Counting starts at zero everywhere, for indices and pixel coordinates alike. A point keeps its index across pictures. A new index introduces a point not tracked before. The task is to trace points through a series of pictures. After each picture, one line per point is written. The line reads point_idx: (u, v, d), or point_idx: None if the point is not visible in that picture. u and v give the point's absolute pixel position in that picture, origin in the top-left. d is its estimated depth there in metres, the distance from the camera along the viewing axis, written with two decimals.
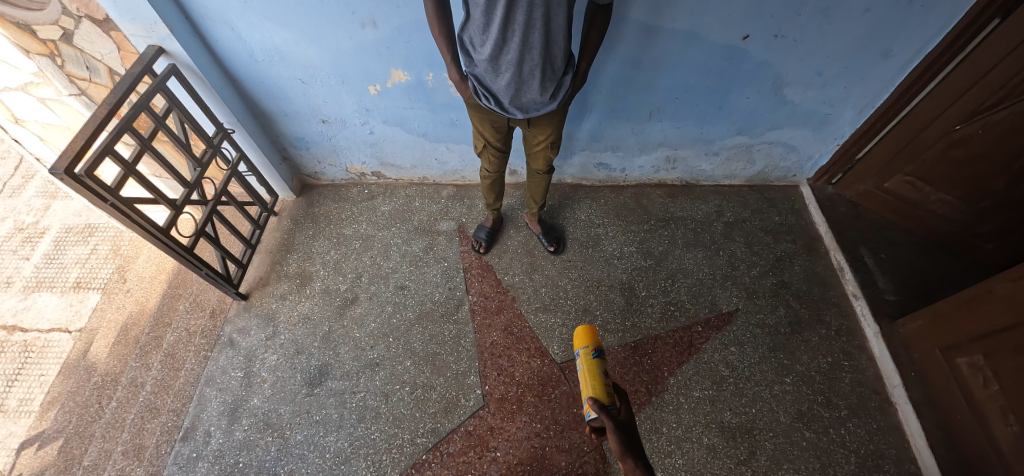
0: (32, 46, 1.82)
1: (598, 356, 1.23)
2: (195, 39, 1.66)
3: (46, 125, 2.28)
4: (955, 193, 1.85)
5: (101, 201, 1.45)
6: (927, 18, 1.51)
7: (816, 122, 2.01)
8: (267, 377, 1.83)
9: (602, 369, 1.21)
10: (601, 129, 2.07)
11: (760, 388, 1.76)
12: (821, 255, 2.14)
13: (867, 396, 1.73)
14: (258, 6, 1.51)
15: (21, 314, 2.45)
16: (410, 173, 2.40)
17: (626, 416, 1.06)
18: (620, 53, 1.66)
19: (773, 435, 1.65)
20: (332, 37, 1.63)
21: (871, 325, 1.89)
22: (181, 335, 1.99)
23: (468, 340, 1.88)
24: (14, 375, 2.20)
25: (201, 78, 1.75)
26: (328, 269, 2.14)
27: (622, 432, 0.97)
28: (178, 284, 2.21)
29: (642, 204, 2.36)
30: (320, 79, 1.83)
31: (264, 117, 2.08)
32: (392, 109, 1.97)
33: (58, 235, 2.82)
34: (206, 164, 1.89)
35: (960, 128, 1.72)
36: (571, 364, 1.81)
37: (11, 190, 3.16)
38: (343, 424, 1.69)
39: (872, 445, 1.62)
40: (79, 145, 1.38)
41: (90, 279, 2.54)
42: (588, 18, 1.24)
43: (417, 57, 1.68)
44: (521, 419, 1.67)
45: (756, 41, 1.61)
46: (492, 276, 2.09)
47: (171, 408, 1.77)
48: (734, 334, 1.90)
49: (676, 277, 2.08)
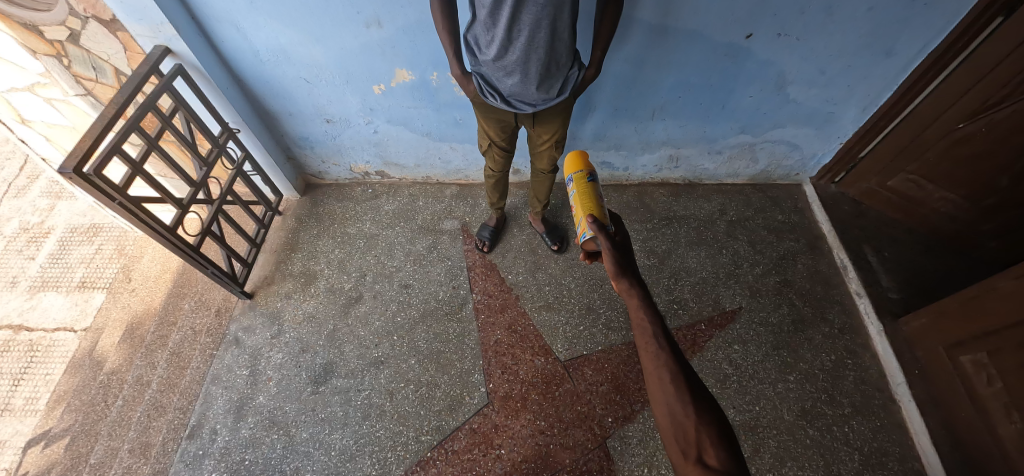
0: (39, 47, 1.84)
1: (593, 182, 1.42)
2: (201, 39, 1.67)
3: (52, 125, 2.30)
4: (959, 192, 1.85)
5: (109, 200, 1.46)
6: (930, 16, 1.52)
7: (818, 121, 2.01)
8: (272, 375, 1.84)
9: (596, 193, 1.40)
10: (604, 128, 2.08)
11: (764, 386, 1.76)
12: (824, 253, 2.14)
13: (870, 394, 1.74)
14: (263, 6, 1.52)
15: (27, 314, 2.47)
16: (414, 173, 2.41)
17: (619, 231, 1.25)
18: (623, 52, 1.66)
19: (777, 432, 1.65)
20: (337, 37, 1.64)
21: (874, 324, 1.89)
22: (186, 334, 2.00)
23: (472, 338, 1.89)
24: (20, 374, 2.21)
25: (207, 78, 1.76)
26: (332, 267, 2.15)
27: (618, 244, 1.12)
28: (183, 283, 2.23)
29: (645, 203, 2.37)
30: (324, 79, 1.84)
31: (268, 117, 2.09)
32: (396, 108, 1.98)
33: (62, 235, 2.84)
34: (211, 164, 1.90)
35: (964, 126, 1.72)
36: (575, 362, 1.81)
37: (16, 191, 3.17)
38: (348, 422, 1.70)
39: (876, 443, 1.63)
40: (87, 145, 1.39)
41: (96, 278, 2.56)
42: (600, 10, 1.26)
43: (422, 57, 1.69)
44: (525, 417, 1.67)
45: (759, 39, 1.62)
46: (496, 274, 2.10)
47: (177, 406, 1.78)
48: (737, 332, 1.90)
49: (679, 276, 2.09)
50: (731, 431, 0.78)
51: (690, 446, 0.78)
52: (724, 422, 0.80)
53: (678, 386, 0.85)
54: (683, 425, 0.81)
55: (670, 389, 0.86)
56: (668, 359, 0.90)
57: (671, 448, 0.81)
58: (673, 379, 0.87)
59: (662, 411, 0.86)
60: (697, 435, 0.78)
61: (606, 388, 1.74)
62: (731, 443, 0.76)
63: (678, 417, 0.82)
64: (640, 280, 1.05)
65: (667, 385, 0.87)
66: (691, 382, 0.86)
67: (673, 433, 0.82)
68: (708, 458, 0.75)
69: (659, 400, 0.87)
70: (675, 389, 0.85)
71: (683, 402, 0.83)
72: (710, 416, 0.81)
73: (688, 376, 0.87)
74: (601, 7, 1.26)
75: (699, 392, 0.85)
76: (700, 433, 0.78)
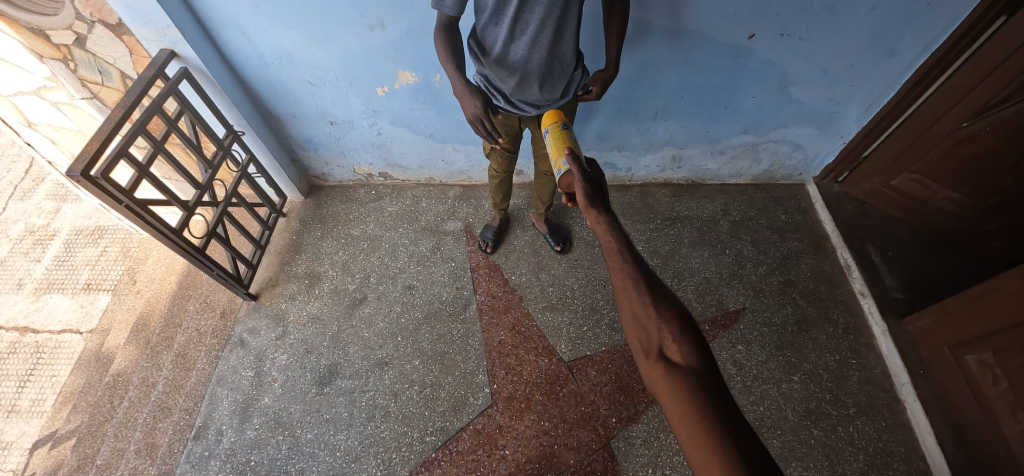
0: (45, 51, 1.85)
1: (567, 129, 1.25)
2: (206, 42, 1.69)
3: (57, 128, 2.32)
4: (963, 191, 1.85)
5: (115, 203, 1.47)
6: (933, 16, 1.52)
7: (821, 121, 2.01)
8: (277, 377, 1.84)
9: (572, 140, 1.22)
10: (607, 129, 2.08)
11: (768, 386, 1.76)
12: (827, 253, 2.14)
13: (874, 394, 1.73)
14: (267, 9, 1.54)
15: (33, 316, 2.48)
16: (417, 174, 2.41)
17: (594, 170, 1.08)
18: (626, 53, 1.67)
19: (781, 433, 1.65)
20: (341, 39, 1.65)
21: (878, 324, 1.89)
22: (192, 335, 2.01)
23: (476, 339, 1.89)
24: (27, 376, 2.23)
25: (212, 81, 1.77)
26: (336, 269, 2.16)
27: (589, 182, 1.00)
28: (188, 285, 2.24)
29: (648, 204, 2.37)
30: (328, 81, 1.85)
31: (272, 119, 2.10)
32: (399, 110, 1.99)
33: (68, 238, 2.86)
34: (216, 166, 1.92)
35: (967, 125, 1.72)
36: (578, 363, 1.82)
37: (22, 193, 3.20)
38: (353, 423, 1.70)
39: (881, 443, 1.62)
40: (94, 149, 1.40)
41: (101, 280, 2.57)
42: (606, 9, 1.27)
43: (425, 59, 1.70)
44: (529, 418, 1.68)
45: (762, 40, 1.62)
46: (500, 275, 2.10)
47: (182, 408, 1.79)
48: (741, 332, 1.90)
49: (682, 276, 2.09)
50: (695, 328, 0.74)
51: (653, 344, 0.73)
52: (688, 320, 0.75)
53: (642, 290, 0.79)
54: (646, 328, 0.75)
55: (634, 294, 0.79)
56: (633, 268, 0.82)
57: (635, 350, 0.76)
58: (638, 285, 0.80)
59: (625, 316, 0.80)
60: (660, 335, 0.73)
61: (610, 388, 1.74)
62: (695, 337, 0.72)
63: (642, 321, 0.76)
64: (609, 207, 0.94)
65: (631, 291, 0.80)
66: (655, 286, 0.80)
67: (636, 335, 0.76)
68: (672, 355, 0.70)
69: (624, 305, 0.80)
70: (640, 294, 0.78)
71: (648, 305, 0.76)
72: (675, 316, 0.75)
73: (652, 281, 0.81)
74: (607, 9, 1.27)
75: (663, 294, 0.79)
76: (664, 332, 0.73)
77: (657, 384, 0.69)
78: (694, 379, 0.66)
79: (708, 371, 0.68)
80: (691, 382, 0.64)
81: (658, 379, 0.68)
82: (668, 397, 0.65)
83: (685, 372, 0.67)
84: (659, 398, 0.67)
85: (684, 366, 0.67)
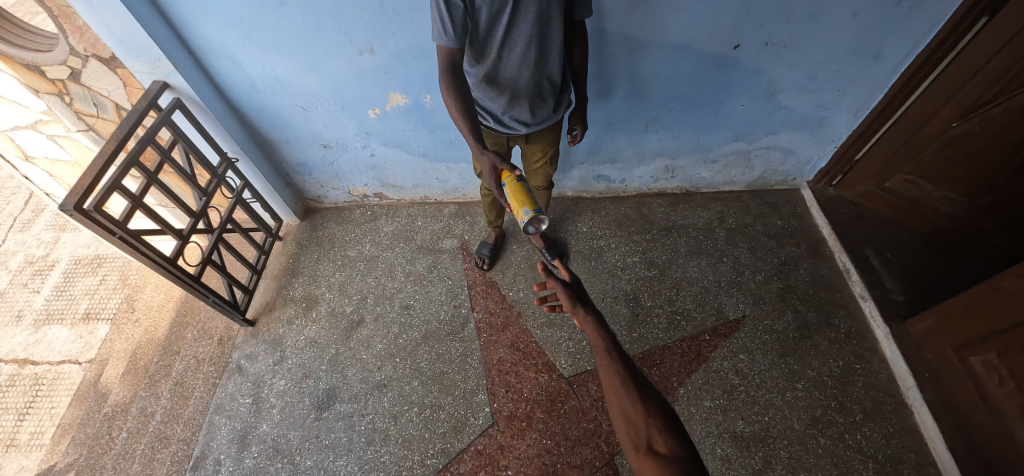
0: (41, 86, 1.89)
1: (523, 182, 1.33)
2: (198, 72, 1.71)
3: (55, 161, 2.37)
4: (956, 190, 1.85)
5: (109, 234, 1.46)
6: (916, 19, 1.53)
7: (811, 125, 2.02)
8: (276, 403, 1.83)
9: (529, 193, 1.33)
10: (599, 142, 2.10)
11: (772, 396, 1.73)
12: (825, 257, 2.13)
13: (880, 399, 1.71)
14: (258, 37, 1.56)
15: (32, 348, 2.47)
16: (412, 193, 2.43)
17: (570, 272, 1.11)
18: (613, 68, 1.69)
19: (788, 443, 1.62)
20: (332, 64, 1.67)
21: (880, 327, 1.87)
22: (190, 363, 2.00)
23: (475, 358, 1.88)
24: (26, 409, 2.21)
25: (205, 110, 1.79)
26: (333, 291, 2.15)
27: (571, 288, 1.02)
28: (185, 312, 2.23)
29: (643, 214, 2.38)
30: (320, 106, 1.86)
31: (267, 145, 2.12)
32: (391, 132, 2.00)
33: (67, 267, 2.87)
34: (211, 193, 1.93)
35: (957, 125, 1.72)
36: (579, 378, 1.80)
37: (22, 225, 3.23)
38: (353, 448, 1.68)
39: (890, 450, 1.59)
40: (88, 181, 1.40)
41: (100, 310, 2.57)
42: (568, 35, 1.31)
43: (415, 81, 1.72)
44: (531, 436, 1.65)
45: (746, 49, 1.64)
46: (497, 292, 2.09)
47: (181, 438, 1.77)
48: (742, 341, 1.88)
49: (681, 286, 2.08)
50: (680, 422, 0.75)
51: (641, 439, 0.73)
52: (673, 414, 0.77)
53: (629, 386, 0.82)
54: (634, 423, 0.76)
55: (622, 390, 0.82)
56: (620, 364, 0.87)
57: (626, 449, 0.75)
58: (624, 380, 0.83)
59: (616, 415, 0.82)
60: (647, 427, 0.74)
61: None
62: (680, 431, 0.73)
63: (630, 416, 0.78)
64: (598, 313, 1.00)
65: (619, 389, 0.83)
66: (642, 384, 0.83)
67: (626, 431, 0.77)
68: (657, 447, 0.70)
69: (612, 402, 0.83)
70: (626, 390, 0.81)
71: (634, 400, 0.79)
72: (659, 410, 0.77)
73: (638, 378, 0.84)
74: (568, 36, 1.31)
75: (649, 390, 0.81)
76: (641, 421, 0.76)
77: None
78: (680, 470, 0.65)
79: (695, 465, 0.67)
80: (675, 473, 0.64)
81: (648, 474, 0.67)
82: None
83: (670, 461, 0.67)
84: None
85: (668, 458, 0.67)
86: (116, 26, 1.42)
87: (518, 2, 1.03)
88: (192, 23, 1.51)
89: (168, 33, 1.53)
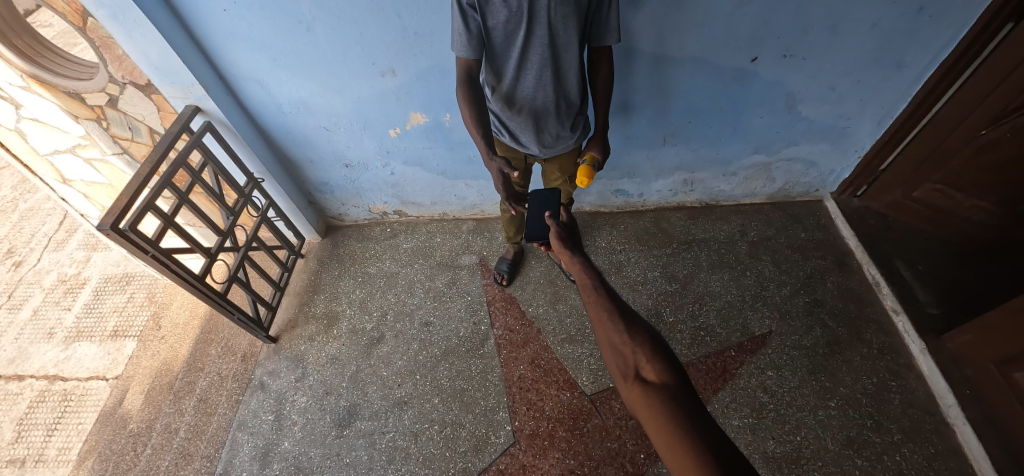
0: (81, 112, 2.02)
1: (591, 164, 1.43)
2: (228, 97, 1.78)
3: (90, 184, 2.48)
4: (990, 199, 1.78)
5: (141, 253, 1.50)
6: (938, 25, 1.50)
7: (833, 136, 1.99)
8: (297, 420, 1.83)
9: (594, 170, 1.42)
10: (617, 158, 2.11)
11: (804, 414, 1.67)
12: (853, 270, 2.07)
13: (919, 418, 1.62)
14: (284, 62, 1.62)
15: (61, 364, 2.55)
16: (430, 210, 2.46)
17: None
18: (632, 82, 1.69)
19: (823, 464, 1.55)
20: (353, 86, 1.72)
21: (915, 341, 1.80)
22: (213, 379, 2.03)
23: (495, 375, 1.86)
24: (54, 425, 2.26)
25: (234, 132, 1.86)
26: (354, 308, 2.17)
27: (563, 231, 1.12)
28: (210, 329, 2.27)
29: (663, 228, 2.36)
30: (342, 126, 1.91)
31: (291, 165, 2.18)
32: (411, 150, 2.04)
33: (97, 285, 2.97)
34: (237, 212, 1.98)
35: (987, 133, 1.67)
36: (602, 396, 1.76)
37: (55, 244, 3.38)
38: (374, 467, 1.67)
39: (931, 472, 1.50)
40: (123, 203, 1.45)
41: (127, 327, 2.64)
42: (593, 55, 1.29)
43: (435, 100, 1.76)
44: (553, 456, 1.62)
45: (764, 62, 1.64)
46: (516, 308, 2.09)
47: (204, 454, 1.79)
48: (769, 357, 1.83)
49: (704, 301, 2.04)
50: (668, 349, 0.76)
51: (630, 368, 0.75)
52: (662, 343, 0.78)
53: (615, 318, 0.83)
54: (622, 353, 0.78)
55: (609, 324, 0.84)
56: (605, 299, 0.88)
57: (616, 376, 0.78)
58: (611, 314, 0.85)
59: (604, 346, 0.83)
60: (635, 357, 0.75)
61: (636, 422, 1.68)
62: (667, 356, 0.74)
63: (618, 348, 0.79)
64: (582, 250, 1.05)
65: (606, 321, 0.85)
66: (630, 315, 0.84)
67: (615, 361, 0.79)
68: (647, 375, 0.71)
69: (601, 336, 0.85)
70: (614, 323, 0.83)
71: (620, 331, 0.81)
72: (648, 337, 0.78)
73: (624, 309, 0.85)
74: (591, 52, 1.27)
75: (637, 320, 0.82)
76: None
77: (635, 404, 0.70)
78: (667, 392, 0.67)
79: (683, 385, 0.69)
80: (660, 394, 0.66)
81: (636, 399, 0.69)
82: (649, 420, 0.65)
83: (658, 387, 0.68)
84: (640, 420, 0.67)
85: (656, 384, 0.69)
86: (153, 54, 1.50)
87: (531, 25, 1.06)
88: (223, 51, 1.58)
89: (201, 60, 1.60)
